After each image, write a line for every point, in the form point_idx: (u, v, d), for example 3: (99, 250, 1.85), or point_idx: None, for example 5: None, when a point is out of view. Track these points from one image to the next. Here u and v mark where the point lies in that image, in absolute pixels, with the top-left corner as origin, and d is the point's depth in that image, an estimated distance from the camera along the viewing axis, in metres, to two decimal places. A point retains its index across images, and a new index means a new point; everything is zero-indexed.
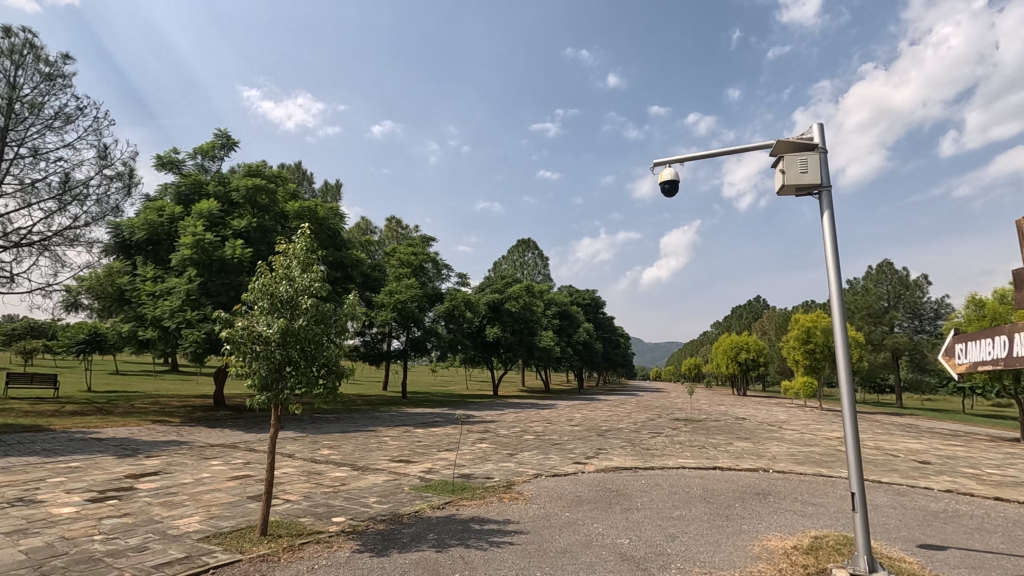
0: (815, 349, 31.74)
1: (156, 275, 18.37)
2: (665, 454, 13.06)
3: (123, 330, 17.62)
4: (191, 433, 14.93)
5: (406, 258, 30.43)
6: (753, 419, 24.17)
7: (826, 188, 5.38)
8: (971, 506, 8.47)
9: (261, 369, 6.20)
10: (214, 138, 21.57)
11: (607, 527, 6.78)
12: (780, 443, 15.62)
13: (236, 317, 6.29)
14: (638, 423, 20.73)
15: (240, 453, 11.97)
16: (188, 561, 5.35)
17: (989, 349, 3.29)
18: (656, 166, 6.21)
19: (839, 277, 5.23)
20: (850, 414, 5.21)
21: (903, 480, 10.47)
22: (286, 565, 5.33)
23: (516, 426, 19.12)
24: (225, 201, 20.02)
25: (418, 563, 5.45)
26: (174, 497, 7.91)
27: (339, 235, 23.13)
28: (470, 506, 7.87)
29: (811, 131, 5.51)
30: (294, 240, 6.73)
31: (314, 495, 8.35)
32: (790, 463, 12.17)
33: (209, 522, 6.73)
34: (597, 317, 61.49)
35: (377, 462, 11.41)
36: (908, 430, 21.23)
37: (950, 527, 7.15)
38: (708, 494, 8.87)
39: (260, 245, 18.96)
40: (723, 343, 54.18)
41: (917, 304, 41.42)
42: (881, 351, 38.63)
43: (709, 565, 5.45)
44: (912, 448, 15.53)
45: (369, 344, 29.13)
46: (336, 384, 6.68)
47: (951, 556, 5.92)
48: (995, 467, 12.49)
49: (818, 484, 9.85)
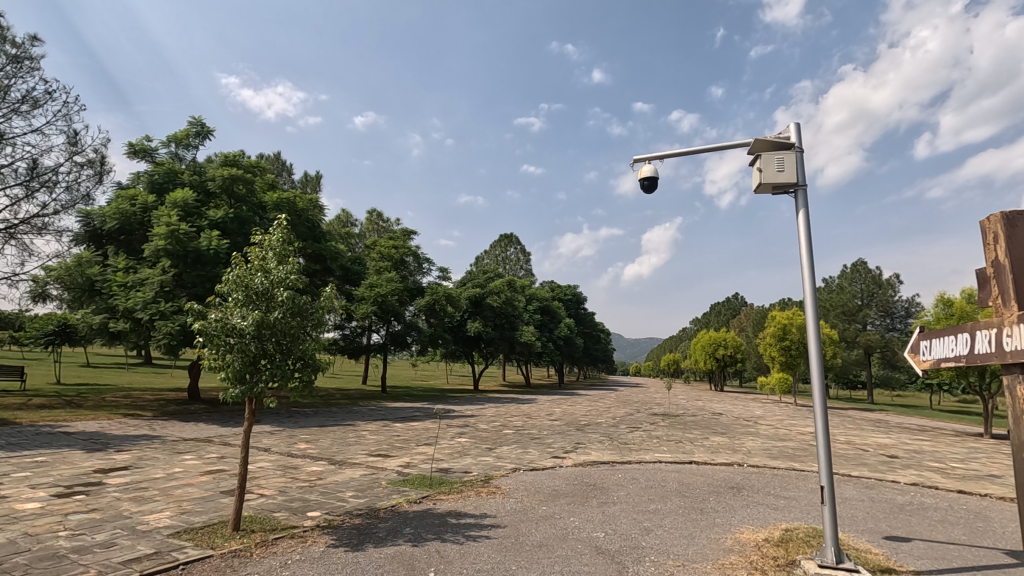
0: (790, 346, 32.36)
1: (128, 266, 17.96)
2: (642, 448, 13.22)
3: (92, 322, 17.05)
4: (164, 427, 14.69)
5: (387, 252, 30.23)
6: (729, 414, 24.55)
7: (803, 188, 5.45)
8: (935, 499, 8.73)
9: (235, 362, 6.07)
10: (188, 126, 21.11)
11: (583, 521, 6.84)
12: (754, 438, 15.82)
13: (210, 309, 6.17)
14: (617, 418, 20.90)
15: (215, 448, 11.72)
16: (157, 557, 5.26)
17: (952, 347, 3.36)
18: (636, 162, 6.23)
19: (812, 275, 5.31)
20: (821, 409, 5.29)
21: (872, 474, 10.74)
22: (257, 562, 5.25)
23: (496, 420, 19.15)
24: (201, 190, 19.71)
25: (394, 557, 5.42)
26: (144, 493, 7.72)
27: (318, 227, 22.93)
28: (448, 500, 7.87)
29: (788, 131, 5.57)
30: (270, 230, 6.60)
31: (290, 490, 8.25)
32: (763, 457, 12.41)
33: (179, 517, 6.60)
34: (579, 313, 61.86)
35: (354, 457, 11.31)
36: (877, 426, 21.76)
37: (914, 519, 7.36)
38: (684, 487, 8.99)
39: (236, 236, 18.62)
40: (702, 339, 54.84)
41: (889, 303, 42.41)
42: (854, 347, 39.51)
43: (683, 558, 5.53)
44: (881, 443, 15.93)
45: (348, 337, 28.82)
46: (312, 377, 6.61)
47: (915, 547, 6.08)
48: (960, 461, 12.88)
49: (790, 478, 10.07)
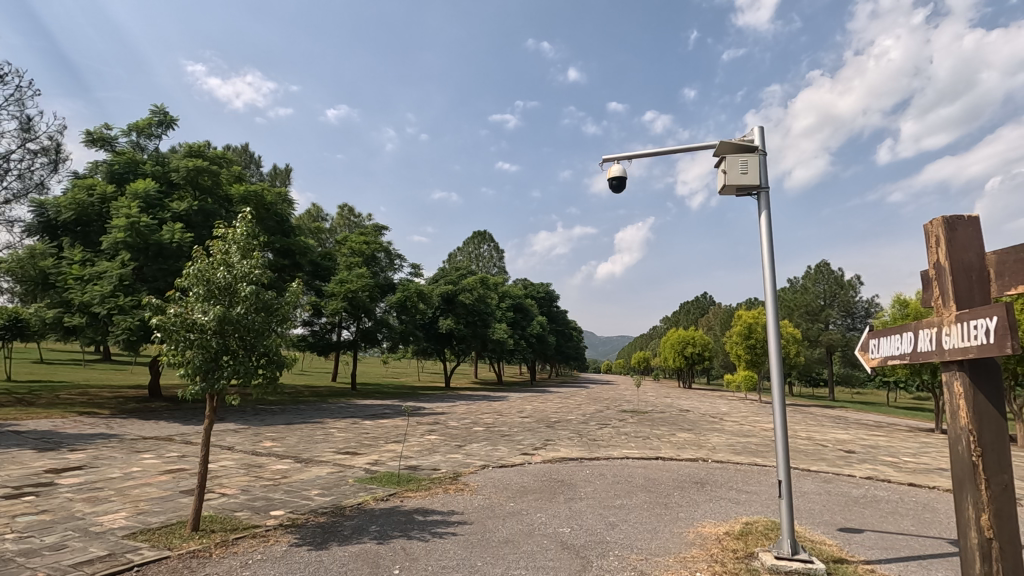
0: (755, 345, 33.16)
1: (85, 259, 17.30)
2: (610, 444, 13.39)
3: (46, 316, 16.38)
4: (123, 425, 14.21)
5: (358, 247, 29.86)
6: (697, 410, 25.07)
7: (765, 190, 5.59)
8: (887, 492, 9.11)
9: (195, 359, 5.93)
10: (150, 114, 20.40)
11: (549, 516, 6.89)
12: (719, 434, 16.20)
13: (169, 304, 6.00)
14: (587, 415, 21.10)
15: (177, 447, 11.45)
16: (111, 559, 5.10)
17: (898, 345, 3.50)
18: (606, 161, 6.31)
19: (772, 273, 5.46)
20: (779, 405, 5.43)
21: (829, 468, 11.14)
22: (217, 562, 5.13)
23: (466, 418, 19.10)
24: (164, 181, 19.11)
25: (358, 555, 5.35)
26: (98, 493, 7.48)
27: (286, 221, 22.53)
28: (415, 497, 7.83)
29: (752, 133, 5.70)
30: (234, 224, 6.44)
31: (253, 488, 8.11)
32: (727, 453, 12.74)
33: (136, 518, 6.42)
34: (551, 310, 62.20)
35: (322, 454, 11.18)
36: (837, 422, 22.47)
37: (867, 512, 7.67)
38: (649, 483, 9.15)
39: (200, 230, 18.15)
40: (672, 337, 55.69)
41: (850, 304, 43.90)
42: (817, 346, 40.75)
43: (646, 552, 5.64)
44: (839, 439, 16.49)
45: (318, 333, 28.38)
46: (276, 374, 6.45)
47: (866, 538, 6.33)
48: (910, 455, 13.47)
49: (751, 472, 10.38)
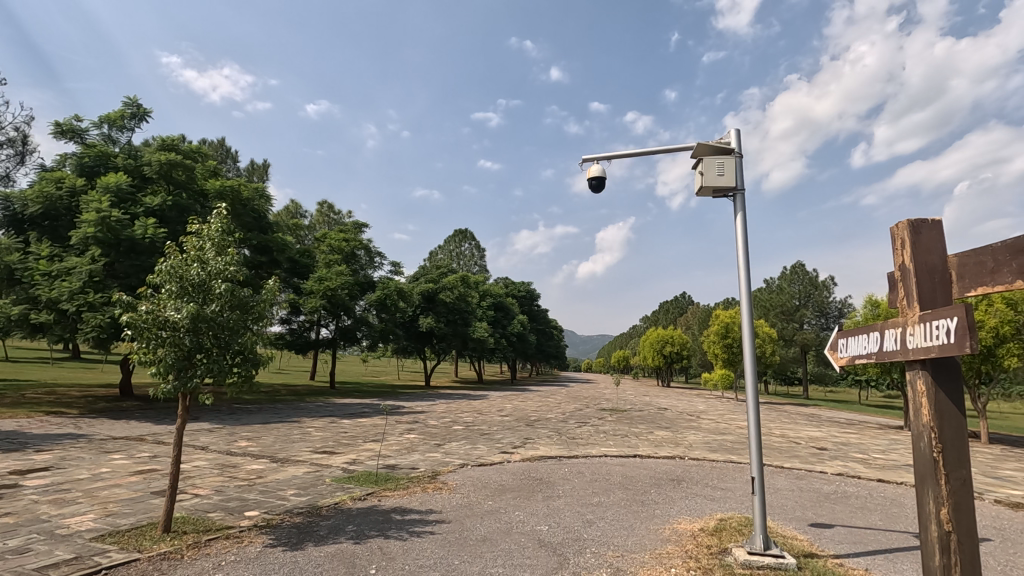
0: (732, 344, 33.69)
1: (52, 254, 16.79)
2: (589, 442, 13.50)
3: (11, 313, 15.89)
4: (93, 425, 13.82)
5: (337, 245, 29.52)
6: (675, 409, 25.37)
7: (741, 192, 5.69)
8: (857, 488, 9.33)
9: (167, 357, 5.81)
10: (123, 106, 19.91)
11: (528, 514, 6.92)
12: (696, 432, 16.43)
13: (141, 301, 5.85)
14: (566, 414, 21.20)
15: (148, 447, 11.19)
16: (77, 563, 4.97)
17: (866, 345, 3.58)
18: (586, 161, 6.35)
19: (747, 273, 5.55)
20: (753, 404, 5.52)
21: (801, 465, 11.38)
22: (189, 564, 5.05)
23: (446, 416, 19.07)
24: (137, 175, 18.65)
25: (334, 555, 5.31)
26: (65, 495, 7.28)
27: (264, 218, 22.20)
28: (393, 497, 7.77)
29: (728, 136, 5.80)
30: (209, 220, 6.31)
31: (228, 488, 7.98)
32: (704, 450, 12.94)
33: (104, 520, 6.26)
34: (532, 309, 62.40)
35: (298, 454, 11.03)
36: (810, 419, 22.94)
37: (838, 507, 7.85)
38: (627, 480, 9.26)
39: (174, 225, 17.79)
40: (651, 336, 56.26)
41: (824, 304, 44.87)
42: (792, 345, 41.61)
43: (622, 548, 5.70)
44: (812, 435, 16.89)
45: (296, 331, 28.05)
46: (252, 373, 6.35)
47: (836, 533, 6.48)
48: (880, 452, 13.83)
49: (726, 469, 10.56)
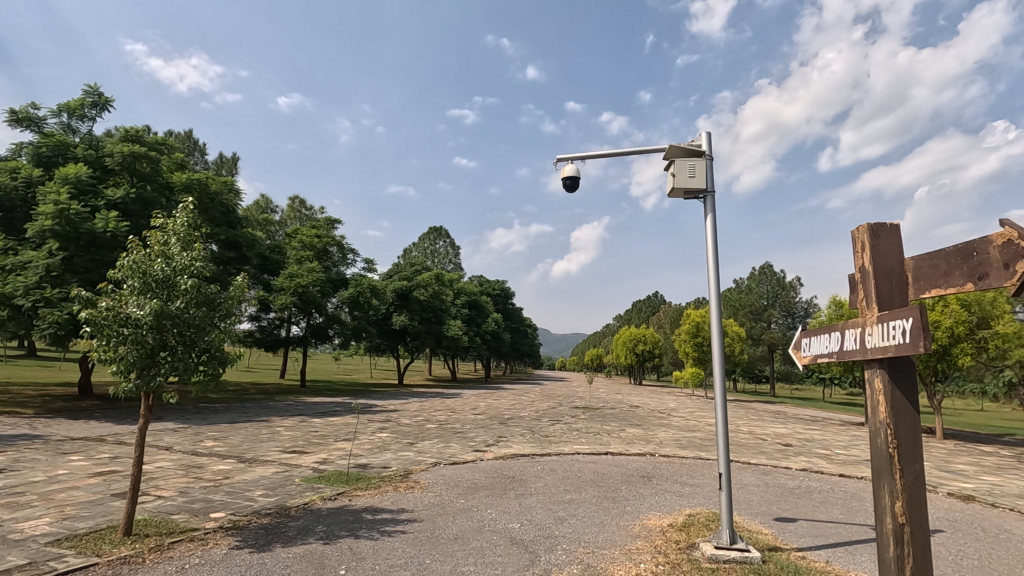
0: (702, 342, 34.32)
1: (6, 248, 16.10)
2: (562, 440, 13.59)
3: None
4: (49, 426, 13.31)
5: (309, 241, 29.00)
6: (647, 406, 25.75)
7: (711, 194, 5.80)
8: (820, 483, 9.62)
9: (129, 355, 5.64)
10: (83, 95, 19.19)
11: (499, 512, 6.93)
12: (666, 429, 16.69)
13: (101, 297, 5.65)
14: (540, 412, 21.30)
15: (109, 448, 10.83)
16: (32, 568, 4.78)
17: (827, 344, 3.70)
18: (560, 161, 6.39)
19: (716, 273, 5.66)
20: (721, 401, 5.63)
21: (768, 461, 11.67)
22: (151, 567, 4.91)
23: (419, 414, 18.98)
24: (98, 166, 18.00)
25: (303, 556, 5.24)
26: (19, 498, 7.00)
27: (232, 212, 21.68)
28: (364, 496, 7.70)
29: (699, 139, 5.90)
30: (174, 214, 6.14)
31: (193, 490, 7.78)
32: (674, 447, 13.16)
33: (61, 524, 6.04)
34: (507, 308, 62.45)
35: (266, 454, 10.81)
36: (776, 417, 23.54)
37: (801, 501, 8.09)
38: (598, 477, 9.35)
39: (138, 219, 17.24)
40: (623, 335, 56.89)
41: (790, 304, 46.02)
42: (759, 344, 42.65)
43: (593, 545, 5.77)
44: (778, 432, 17.33)
45: (265, 329, 27.49)
46: (219, 371, 6.20)
47: (799, 526, 6.68)
48: (842, 448, 14.29)
49: (695, 466, 10.76)
